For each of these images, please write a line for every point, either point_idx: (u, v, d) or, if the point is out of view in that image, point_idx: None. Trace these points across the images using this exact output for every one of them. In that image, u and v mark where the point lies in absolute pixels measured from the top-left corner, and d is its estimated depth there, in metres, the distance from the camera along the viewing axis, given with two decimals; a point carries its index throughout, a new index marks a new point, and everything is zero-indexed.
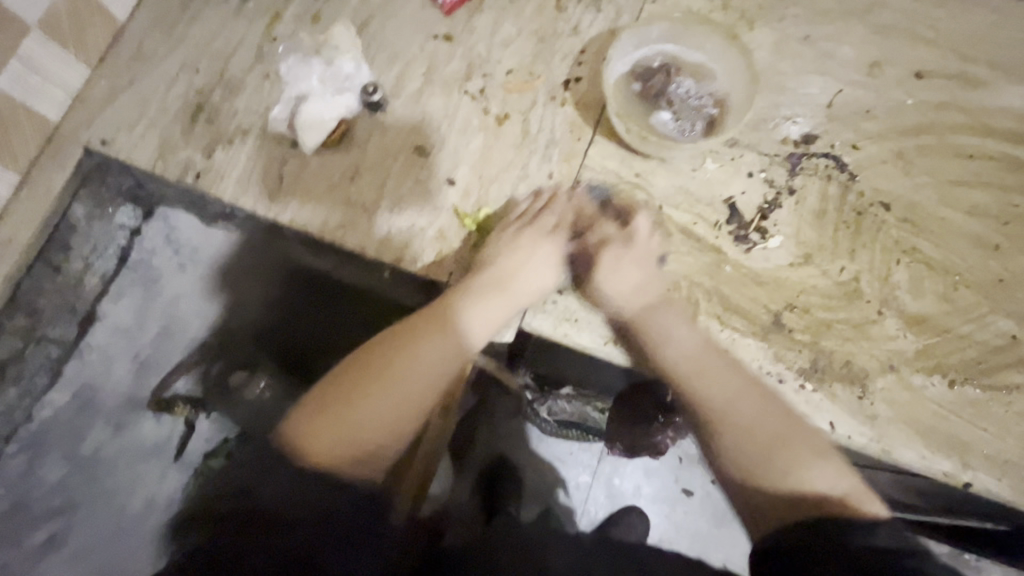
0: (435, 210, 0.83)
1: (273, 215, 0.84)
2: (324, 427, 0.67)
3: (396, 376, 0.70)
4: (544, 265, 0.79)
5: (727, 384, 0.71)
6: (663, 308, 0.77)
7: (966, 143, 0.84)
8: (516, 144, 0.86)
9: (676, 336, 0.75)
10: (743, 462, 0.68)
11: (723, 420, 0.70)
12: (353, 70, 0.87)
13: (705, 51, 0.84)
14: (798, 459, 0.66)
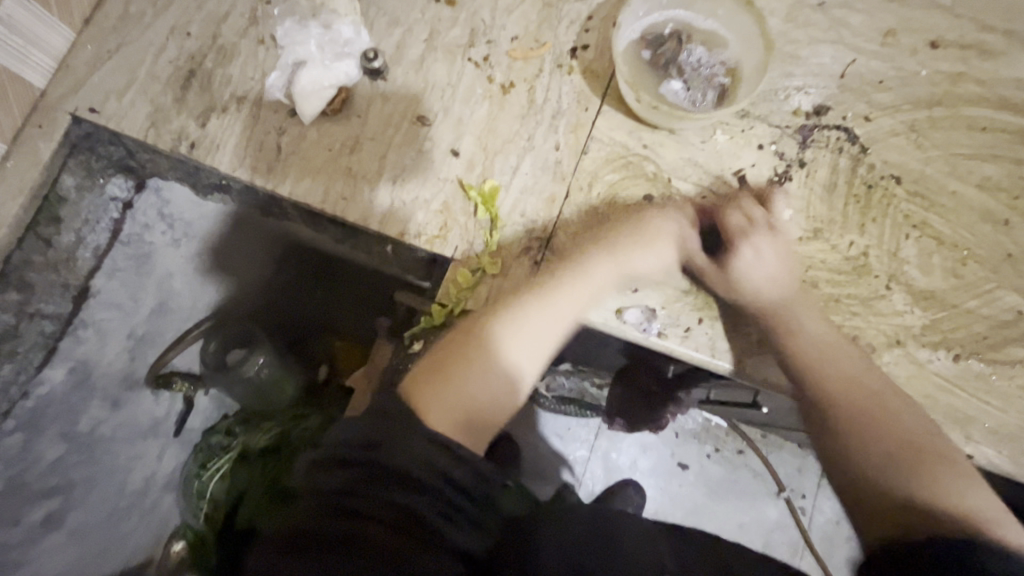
0: (439, 181, 0.81)
1: (272, 187, 0.82)
2: (448, 394, 0.63)
3: (508, 350, 0.68)
4: (664, 244, 0.76)
5: (868, 383, 0.68)
6: (800, 300, 0.74)
7: (979, 115, 0.83)
8: (522, 114, 0.83)
9: (807, 329, 0.72)
10: (855, 448, 0.63)
11: (844, 413, 0.65)
12: (352, 35, 0.84)
13: (718, 17, 0.81)
14: (949, 479, 0.58)
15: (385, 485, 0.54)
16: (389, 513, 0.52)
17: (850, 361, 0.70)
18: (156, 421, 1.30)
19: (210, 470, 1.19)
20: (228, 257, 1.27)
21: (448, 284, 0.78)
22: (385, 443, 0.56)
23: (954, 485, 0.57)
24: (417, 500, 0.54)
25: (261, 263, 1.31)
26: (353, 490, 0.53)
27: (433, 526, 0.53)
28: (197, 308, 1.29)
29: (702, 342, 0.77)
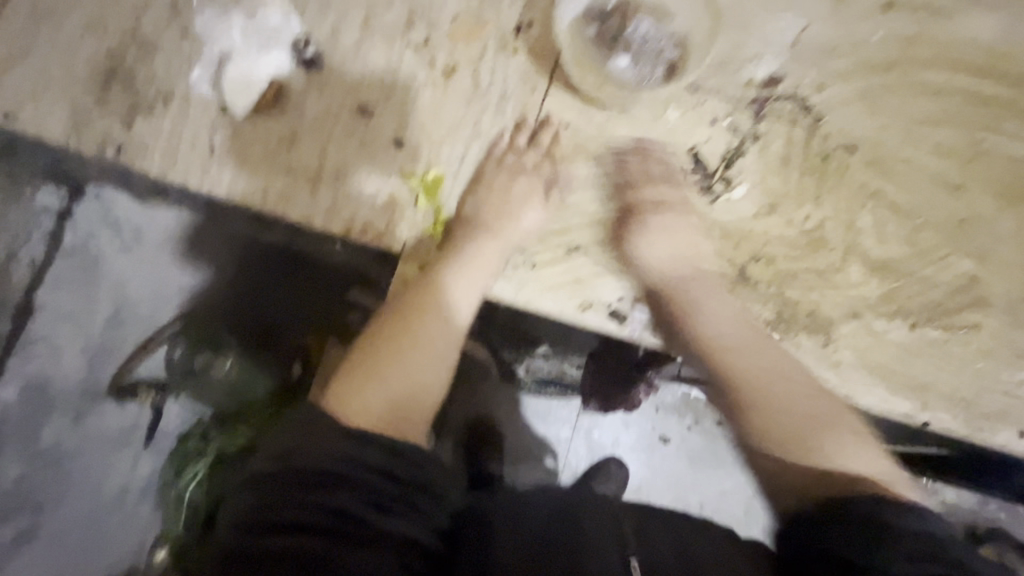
0: (383, 174, 0.78)
1: (208, 189, 0.78)
2: (372, 388, 0.68)
3: (427, 332, 0.72)
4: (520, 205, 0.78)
5: (761, 357, 0.71)
6: (696, 280, 0.76)
7: (933, 78, 0.81)
8: (467, 99, 0.80)
9: (703, 313, 0.73)
10: (772, 437, 0.66)
11: (749, 394, 0.69)
12: (280, 22, 0.79)
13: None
14: (831, 446, 0.63)
15: (304, 490, 0.57)
16: (317, 516, 0.56)
17: (747, 334, 0.73)
18: (125, 431, 1.24)
19: (188, 476, 1.15)
20: (178, 255, 1.22)
21: (397, 282, 0.77)
22: (294, 452, 0.59)
23: (830, 456, 0.62)
24: (342, 496, 0.57)
25: (213, 260, 1.23)
26: (273, 502, 0.57)
27: (366, 514, 0.57)
28: (149, 314, 1.22)
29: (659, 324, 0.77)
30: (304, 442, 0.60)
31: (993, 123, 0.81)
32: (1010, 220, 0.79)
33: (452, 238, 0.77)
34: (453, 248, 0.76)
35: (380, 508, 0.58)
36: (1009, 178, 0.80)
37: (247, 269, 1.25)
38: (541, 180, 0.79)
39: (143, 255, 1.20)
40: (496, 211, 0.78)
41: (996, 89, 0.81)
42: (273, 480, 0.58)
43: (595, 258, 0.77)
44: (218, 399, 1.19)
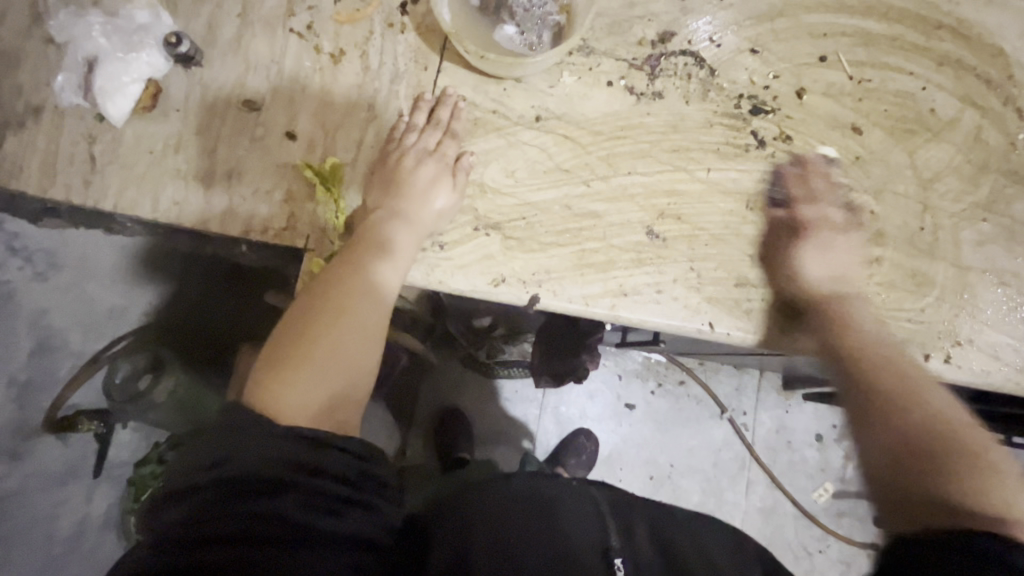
0: (278, 169, 0.75)
1: (94, 204, 0.74)
2: (304, 378, 0.62)
3: (358, 318, 0.67)
4: (428, 188, 0.74)
5: (899, 378, 0.67)
6: (858, 297, 0.76)
7: (819, 22, 0.83)
8: (358, 83, 0.77)
9: (861, 322, 0.74)
10: (892, 447, 0.62)
11: (898, 409, 0.64)
12: (150, 20, 0.75)
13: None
14: (1001, 491, 0.56)
15: (242, 499, 0.51)
16: (262, 525, 0.51)
17: (880, 334, 0.73)
18: (73, 465, 1.21)
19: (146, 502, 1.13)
20: (105, 279, 1.18)
21: (303, 277, 0.74)
22: (227, 458, 0.53)
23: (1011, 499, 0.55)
24: (284, 502, 0.52)
25: (141, 282, 1.21)
26: (207, 514, 0.51)
27: (314, 520, 0.52)
28: (80, 342, 1.19)
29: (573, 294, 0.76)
30: (238, 445, 0.54)
31: (880, 59, 0.83)
32: (902, 153, 0.81)
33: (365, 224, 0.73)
34: (376, 233, 0.72)
35: (321, 510, 0.53)
36: (899, 112, 0.82)
37: (170, 283, 1.22)
38: (441, 160, 0.75)
39: (68, 282, 1.16)
40: (399, 199, 0.74)
41: (880, 26, 0.83)
42: (207, 489, 0.52)
43: (510, 236, 0.76)
44: (168, 422, 1.16)
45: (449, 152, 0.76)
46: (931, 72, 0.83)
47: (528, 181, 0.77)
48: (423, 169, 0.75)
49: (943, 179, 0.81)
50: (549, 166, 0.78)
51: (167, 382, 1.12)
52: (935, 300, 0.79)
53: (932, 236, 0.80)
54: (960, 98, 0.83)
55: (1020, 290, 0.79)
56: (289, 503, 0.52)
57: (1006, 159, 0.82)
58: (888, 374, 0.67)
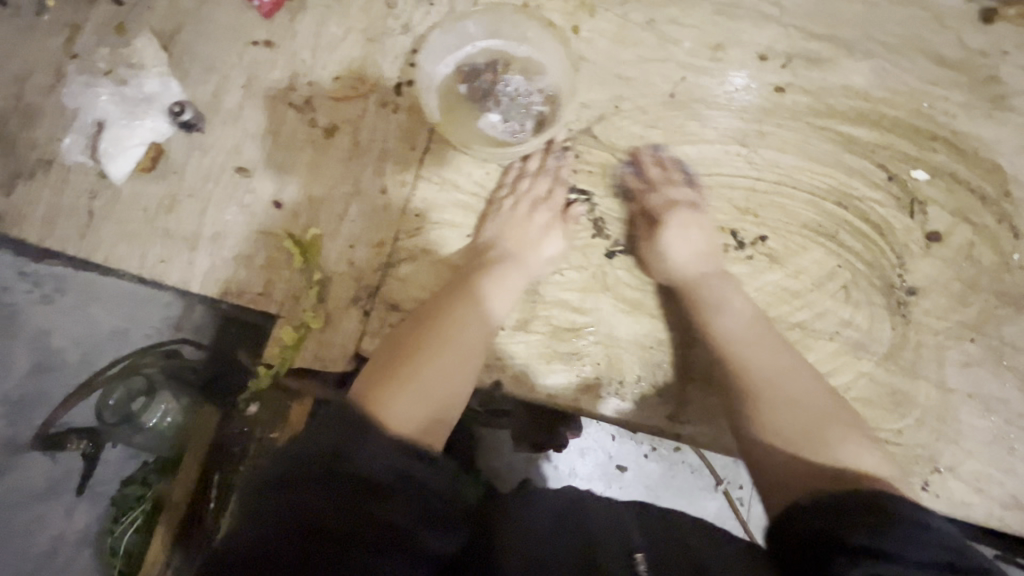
0: (260, 235, 0.78)
1: (85, 256, 0.78)
2: (415, 391, 0.59)
3: (462, 341, 0.65)
4: (542, 231, 0.76)
5: (795, 378, 0.66)
6: (717, 279, 0.75)
7: (809, 124, 0.83)
8: (347, 157, 0.80)
9: (730, 305, 0.72)
10: (770, 440, 0.62)
11: (782, 398, 0.64)
12: (160, 89, 0.80)
13: (530, 43, 0.82)
14: (838, 438, 0.61)
15: (353, 498, 0.46)
16: (365, 530, 0.45)
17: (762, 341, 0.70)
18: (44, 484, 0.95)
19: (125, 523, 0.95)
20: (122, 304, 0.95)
21: (274, 343, 0.76)
22: (359, 451, 0.49)
23: (842, 445, 0.60)
24: (395, 512, 0.47)
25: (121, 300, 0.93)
26: (320, 509, 0.46)
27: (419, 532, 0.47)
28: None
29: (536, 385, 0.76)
30: (362, 442, 0.50)
31: (870, 168, 0.82)
32: (888, 264, 0.79)
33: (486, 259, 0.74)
34: (488, 267, 0.72)
35: (423, 520, 0.48)
36: (887, 222, 0.81)
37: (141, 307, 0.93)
38: (529, 196, 0.78)
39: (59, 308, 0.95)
40: (518, 239, 0.75)
41: (870, 135, 0.83)
42: (323, 478, 0.47)
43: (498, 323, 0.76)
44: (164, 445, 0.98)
45: (531, 188, 0.78)
46: (924, 184, 0.82)
47: (525, 207, 0.77)
48: (515, 206, 0.77)
49: (929, 294, 0.79)
50: (548, 195, 0.78)
51: (160, 404, 0.95)
52: (915, 424, 0.75)
53: (914, 354, 0.77)
54: (952, 211, 0.81)
55: (1007, 419, 0.76)
56: (394, 511, 0.47)
57: (998, 278, 0.80)
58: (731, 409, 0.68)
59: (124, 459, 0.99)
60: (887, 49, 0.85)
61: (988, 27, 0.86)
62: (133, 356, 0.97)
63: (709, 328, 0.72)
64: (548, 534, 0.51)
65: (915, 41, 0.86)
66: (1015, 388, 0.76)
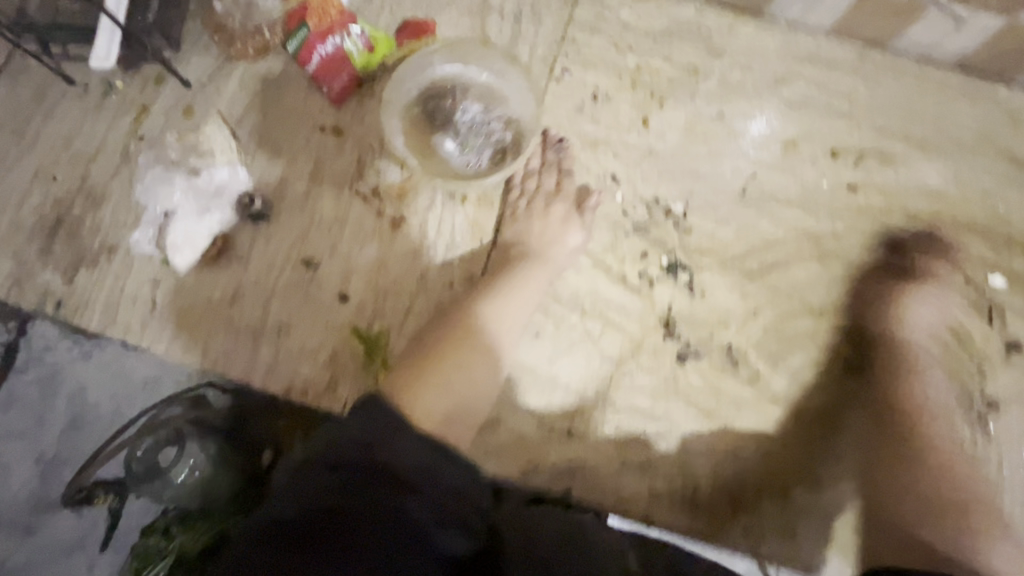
0: (326, 329, 0.76)
1: (147, 346, 0.76)
2: (439, 389, 0.67)
3: (483, 345, 0.72)
4: (562, 227, 0.78)
5: (939, 461, 0.72)
6: (929, 348, 0.77)
7: (882, 223, 0.82)
8: (414, 249, 0.79)
9: (936, 380, 0.76)
10: (908, 508, 0.69)
11: (960, 488, 0.70)
12: (228, 177, 0.79)
13: (491, 70, 0.80)
14: (965, 537, 0.66)
15: (374, 489, 0.51)
16: (380, 521, 0.49)
17: (940, 419, 0.74)
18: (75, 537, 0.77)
19: None
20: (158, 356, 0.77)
21: None
22: (386, 445, 0.54)
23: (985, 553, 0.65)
24: (410, 504, 0.51)
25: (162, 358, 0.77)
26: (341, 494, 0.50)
27: (431, 531, 0.51)
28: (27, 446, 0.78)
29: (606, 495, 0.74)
30: (392, 440, 0.55)
31: (948, 272, 0.80)
32: (968, 374, 0.78)
33: (518, 259, 0.77)
34: (512, 269, 0.76)
35: (437, 518, 0.52)
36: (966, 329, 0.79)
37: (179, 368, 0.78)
38: (541, 193, 0.81)
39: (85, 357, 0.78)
40: (540, 237, 0.78)
41: (946, 238, 0.82)
42: (347, 466, 0.52)
43: (568, 428, 0.75)
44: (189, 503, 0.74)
45: (540, 184, 0.81)
46: (1001, 290, 0.80)
47: (541, 204, 0.80)
48: (530, 205, 0.80)
49: (1007, 408, 0.77)
50: (559, 189, 0.81)
51: (191, 457, 0.73)
52: None
53: (993, 471, 0.76)
54: None
55: None
56: (407, 503, 0.51)
57: None
58: (868, 462, 0.75)
59: (148, 509, 0.78)
60: (960, 148, 0.84)
61: None
62: (157, 410, 0.77)
63: (903, 381, 0.75)
64: (553, 556, 0.54)
65: (988, 139, 0.85)
66: None
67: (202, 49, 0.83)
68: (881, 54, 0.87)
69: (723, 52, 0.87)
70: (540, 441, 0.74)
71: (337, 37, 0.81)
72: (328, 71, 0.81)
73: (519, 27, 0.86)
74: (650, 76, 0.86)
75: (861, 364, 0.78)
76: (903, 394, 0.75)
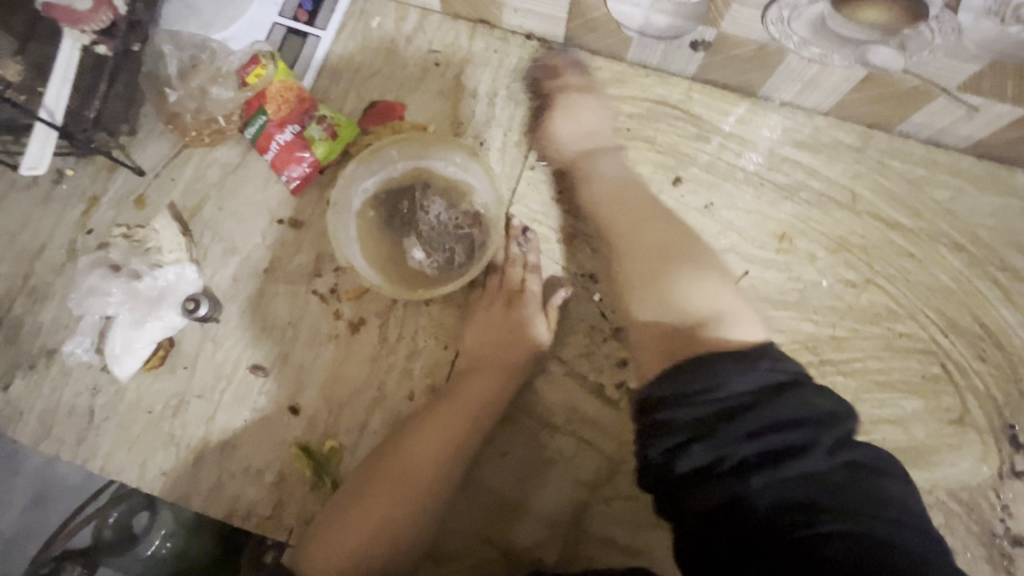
0: (274, 446, 0.71)
1: (82, 462, 0.71)
2: (343, 535, 0.63)
3: (403, 472, 0.65)
4: (528, 334, 0.71)
5: (654, 251, 0.71)
6: (606, 153, 0.78)
7: (888, 328, 0.74)
8: (373, 356, 0.73)
9: (605, 173, 0.77)
10: (626, 264, 0.71)
11: (651, 247, 0.71)
12: (174, 278, 0.73)
13: (456, 163, 0.75)
14: (676, 272, 0.69)
15: None
16: None
17: (624, 202, 0.74)
18: None
19: None
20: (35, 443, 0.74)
21: None
22: None
23: (671, 290, 0.67)
24: None
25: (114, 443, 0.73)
26: None
27: None
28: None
29: None
30: None
31: (960, 387, 0.72)
32: (991, 505, 0.70)
33: (472, 370, 0.71)
34: (468, 383, 0.70)
35: None
36: (986, 453, 0.71)
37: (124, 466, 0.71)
38: (502, 291, 0.74)
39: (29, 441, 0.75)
40: (501, 343, 0.71)
41: (962, 346, 0.74)
42: None
43: (537, 562, 0.68)
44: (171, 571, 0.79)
45: (504, 281, 0.74)
46: (1021, 410, 0.72)
47: (505, 305, 0.73)
48: (491, 305, 0.73)
49: None
50: (524, 287, 0.73)
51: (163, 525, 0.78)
52: None
53: None
54: None
55: None
56: None
57: None
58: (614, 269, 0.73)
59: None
60: (974, 243, 0.77)
61: None
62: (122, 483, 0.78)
63: (584, 195, 0.76)
64: None
65: (1005, 234, 0.77)
66: None
67: (158, 138, 0.79)
68: (886, 137, 0.79)
69: (711, 135, 0.80)
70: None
71: (296, 125, 0.76)
72: (286, 161, 0.76)
73: (491, 110, 0.81)
74: (633, 162, 0.80)
75: (892, 379, 0.73)
76: (605, 230, 0.74)
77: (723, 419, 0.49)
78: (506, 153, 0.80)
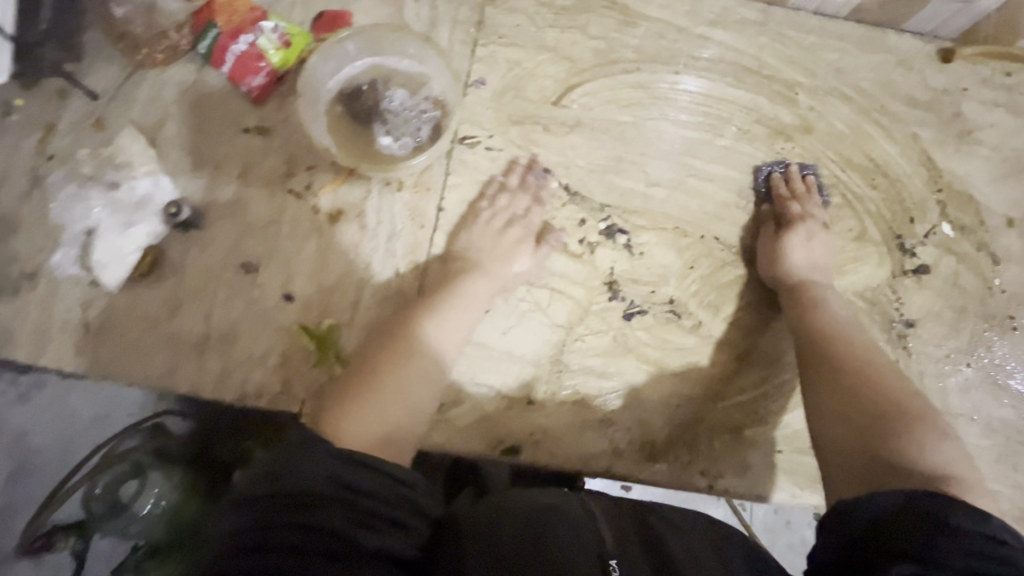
0: (274, 331, 0.76)
1: (85, 372, 0.74)
2: (370, 411, 0.63)
3: (418, 357, 0.69)
4: (511, 247, 0.78)
5: (873, 400, 0.64)
6: (820, 283, 0.80)
7: (799, 173, 0.88)
8: (355, 241, 0.79)
9: (832, 306, 0.78)
10: (832, 412, 0.66)
11: (860, 381, 0.67)
12: (151, 189, 0.76)
13: (410, 56, 0.81)
14: (921, 437, 0.59)
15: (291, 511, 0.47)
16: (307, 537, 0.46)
17: (840, 332, 0.73)
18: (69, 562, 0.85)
19: None
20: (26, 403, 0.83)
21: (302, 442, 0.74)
22: (298, 468, 0.49)
23: (915, 444, 0.58)
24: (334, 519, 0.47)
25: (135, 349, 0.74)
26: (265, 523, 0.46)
27: (359, 536, 0.47)
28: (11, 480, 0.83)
29: (554, 455, 0.77)
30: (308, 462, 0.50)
31: (858, 211, 0.87)
32: (890, 296, 0.85)
33: (461, 267, 0.77)
34: (452, 280, 0.76)
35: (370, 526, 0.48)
36: (880, 259, 0.86)
37: (128, 370, 0.74)
38: (505, 213, 0.80)
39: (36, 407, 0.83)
40: (489, 251, 0.78)
41: (855, 178, 0.88)
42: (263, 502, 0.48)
43: (526, 398, 0.78)
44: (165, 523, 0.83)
45: (510, 204, 0.81)
46: (905, 223, 0.87)
47: (500, 223, 0.80)
48: (491, 219, 0.80)
49: (925, 325, 0.85)
50: (526, 214, 0.81)
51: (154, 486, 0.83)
52: None
53: (920, 385, 0.83)
54: (938, 246, 0.87)
55: (1006, 437, 0.83)
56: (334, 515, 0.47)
57: (984, 303, 0.86)
58: (819, 413, 0.67)
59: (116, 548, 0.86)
60: (859, 93, 0.90)
61: (947, 65, 0.91)
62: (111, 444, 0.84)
63: (807, 314, 0.76)
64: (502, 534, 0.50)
65: (883, 84, 0.91)
66: (1009, 405, 0.83)
67: (106, 61, 0.79)
68: (783, 11, 0.91)
69: (637, 20, 0.89)
70: (498, 415, 0.77)
71: (248, 35, 0.78)
72: (243, 71, 0.79)
73: (435, 12, 0.86)
74: (570, 46, 0.87)
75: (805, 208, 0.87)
76: (820, 333, 0.74)
77: (927, 526, 0.46)
78: (454, 49, 0.86)
